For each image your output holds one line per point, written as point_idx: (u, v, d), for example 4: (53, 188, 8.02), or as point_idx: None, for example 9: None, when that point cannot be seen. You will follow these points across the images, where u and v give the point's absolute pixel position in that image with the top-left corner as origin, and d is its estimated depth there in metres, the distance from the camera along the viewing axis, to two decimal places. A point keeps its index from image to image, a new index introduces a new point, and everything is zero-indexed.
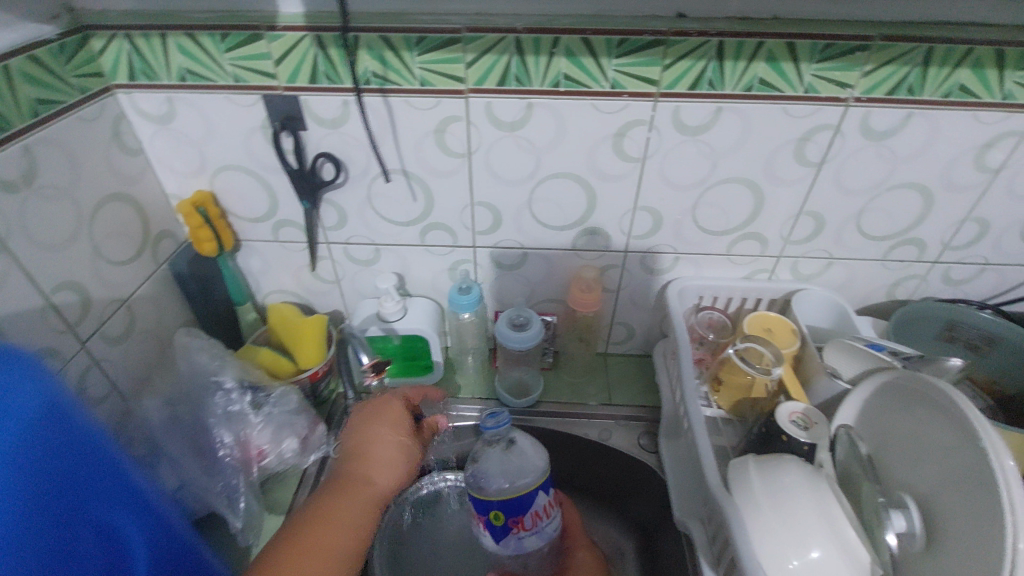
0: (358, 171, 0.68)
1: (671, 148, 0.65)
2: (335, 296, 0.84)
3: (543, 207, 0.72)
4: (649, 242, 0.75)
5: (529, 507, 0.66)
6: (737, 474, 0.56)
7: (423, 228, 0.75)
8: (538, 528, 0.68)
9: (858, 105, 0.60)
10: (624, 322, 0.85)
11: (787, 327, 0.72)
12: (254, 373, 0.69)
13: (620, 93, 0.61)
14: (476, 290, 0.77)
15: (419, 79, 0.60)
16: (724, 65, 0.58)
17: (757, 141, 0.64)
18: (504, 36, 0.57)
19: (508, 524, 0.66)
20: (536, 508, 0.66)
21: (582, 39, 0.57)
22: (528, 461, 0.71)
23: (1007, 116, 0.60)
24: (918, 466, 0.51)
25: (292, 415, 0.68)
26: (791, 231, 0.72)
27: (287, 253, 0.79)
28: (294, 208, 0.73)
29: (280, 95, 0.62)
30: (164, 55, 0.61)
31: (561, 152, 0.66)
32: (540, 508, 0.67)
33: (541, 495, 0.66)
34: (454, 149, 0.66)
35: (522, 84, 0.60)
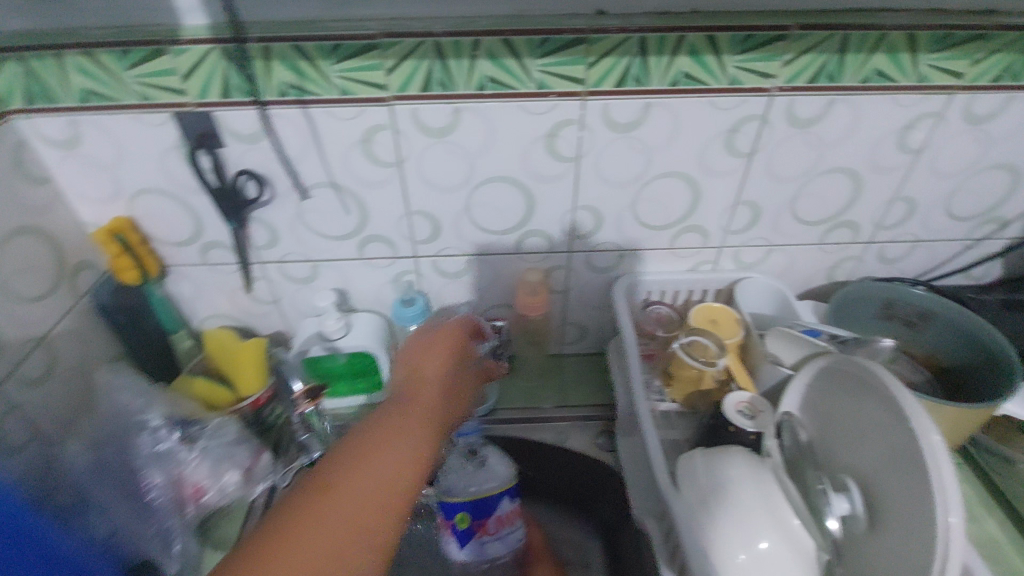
0: (285, 187, 0.66)
1: (604, 146, 0.64)
2: (275, 317, 0.81)
3: (482, 213, 0.70)
4: (592, 241, 0.74)
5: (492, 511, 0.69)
6: (685, 471, 0.56)
7: (361, 241, 0.72)
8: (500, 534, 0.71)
9: (782, 95, 0.60)
10: (576, 322, 0.84)
11: (730, 317, 0.72)
12: (186, 407, 0.67)
13: (548, 94, 0.59)
14: (420, 301, 0.76)
15: (339, 89, 0.58)
16: (649, 60, 0.57)
17: (688, 135, 0.63)
18: (422, 40, 0.55)
19: (472, 526, 0.69)
20: (500, 513, 0.69)
21: (504, 41, 0.56)
22: (494, 473, 0.71)
23: (924, 98, 0.61)
24: (850, 446, 0.52)
25: (230, 447, 0.65)
26: (730, 221, 0.73)
27: (220, 275, 0.75)
28: (222, 229, 0.69)
29: (192, 112, 0.59)
30: (62, 76, 0.57)
31: (494, 156, 0.65)
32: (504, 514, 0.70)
33: (506, 500, 0.69)
34: (383, 159, 0.64)
35: (447, 89, 0.59)
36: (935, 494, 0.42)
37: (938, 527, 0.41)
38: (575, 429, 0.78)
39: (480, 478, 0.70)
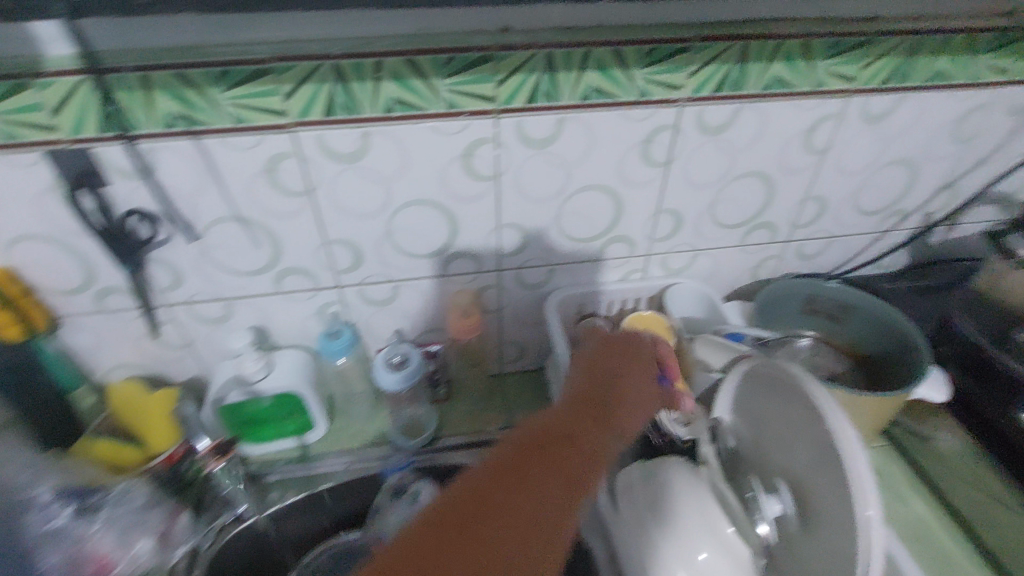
0: (185, 224, 0.61)
1: (522, 163, 0.63)
2: (190, 362, 0.75)
3: (404, 237, 0.67)
4: (521, 258, 0.73)
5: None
6: (625, 487, 0.59)
7: (276, 275, 0.68)
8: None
9: (690, 105, 0.61)
10: (513, 340, 0.83)
11: (661, 324, 0.75)
12: (85, 475, 0.62)
13: (458, 114, 0.58)
14: (347, 332, 0.72)
15: (233, 117, 0.54)
16: (557, 75, 0.57)
17: (604, 147, 0.63)
18: (319, 63, 0.52)
19: None
20: None
21: (407, 61, 0.54)
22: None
23: (822, 102, 0.64)
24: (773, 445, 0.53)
25: (140, 512, 0.61)
26: (655, 229, 0.73)
27: (120, 323, 0.69)
28: (117, 274, 0.64)
29: (66, 150, 0.53)
30: None
31: (410, 179, 0.62)
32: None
33: None
34: (290, 188, 0.60)
35: (351, 112, 0.56)
36: (855, 494, 0.43)
37: (860, 525, 0.42)
38: None
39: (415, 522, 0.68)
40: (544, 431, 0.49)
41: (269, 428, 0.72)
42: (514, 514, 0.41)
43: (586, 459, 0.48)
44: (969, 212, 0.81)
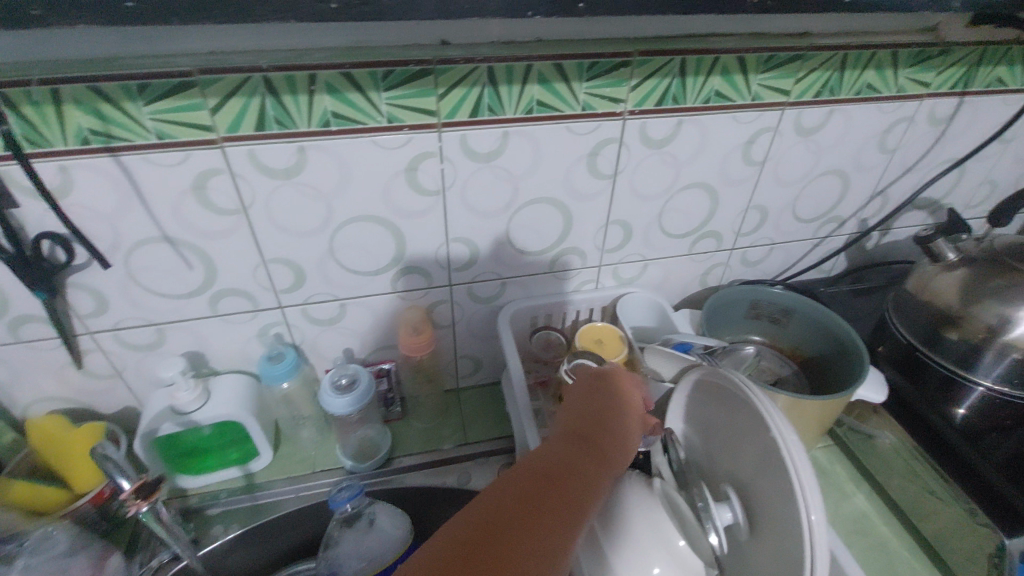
0: (108, 246, 0.57)
1: (467, 177, 0.62)
2: (120, 391, 0.70)
3: (348, 254, 0.65)
4: (472, 272, 0.72)
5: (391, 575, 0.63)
6: None
7: (212, 297, 0.64)
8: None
9: (633, 118, 0.62)
10: (468, 355, 0.82)
11: (614, 334, 0.73)
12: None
13: (400, 128, 0.56)
14: (290, 354, 0.69)
15: (156, 132, 0.51)
16: (500, 89, 0.56)
17: (550, 160, 0.63)
18: (247, 75, 0.50)
19: None
20: None
21: (343, 74, 0.52)
22: (385, 535, 0.65)
23: (759, 114, 0.66)
24: (724, 453, 0.53)
25: (61, 559, 0.55)
26: (604, 240, 0.74)
27: (38, 354, 0.64)
28: (32, 301, 0.59)
29: None
30: None
31: (352, 195, 0.60)
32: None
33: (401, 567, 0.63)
34: (224, 206, 0.57)
35: (286, 127, 0.53)
36: (799, 498, 0.43)
37: (804, 528, 0.43)
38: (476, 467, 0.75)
39: (375, 549, 0.64)
40: (540, 463, 0.47)
41: (207, 460, 0.68)
42: (524, 543, 0.40)
43: (581, 485, 0.46)
44: (900, 217, 0.85)
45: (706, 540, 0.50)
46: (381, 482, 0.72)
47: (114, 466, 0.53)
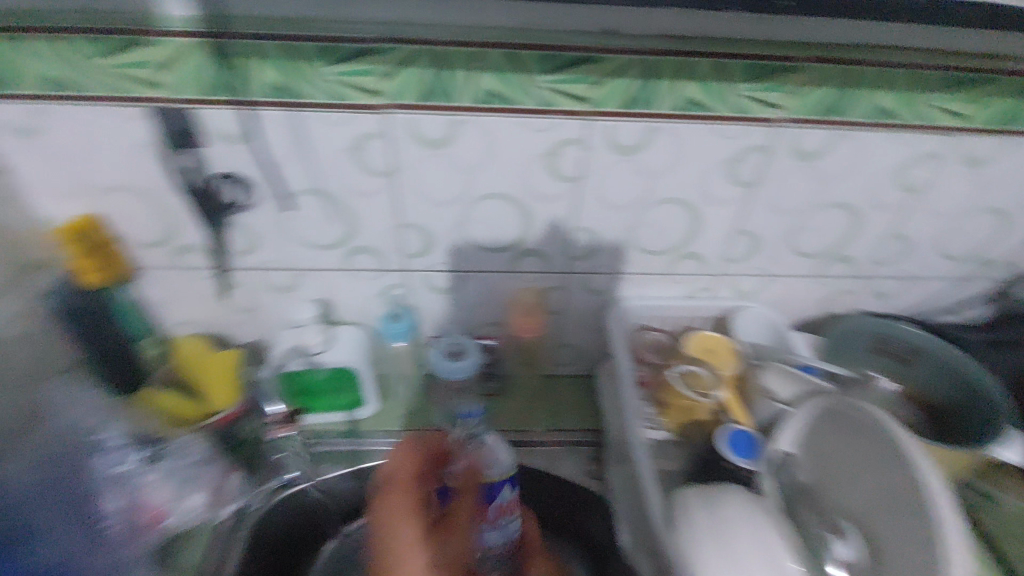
0: (268, 191, 0.62)
1: (606, 168, 0.62)
2: (251, 327, 0.77)
3: (477, 228, 0.67)
4: (588, 263, 0.72)
5: (497, 499, 0.60)
6: (680, 505, 0.54)
7: (346, 252, 0.69)
8: (501, 525, 0.62)
9: (788, 126, 0.59)
10: (567, 344, 0.82)
11: (726, 346, 0.71)
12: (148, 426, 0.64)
13: (551, 111, 0.57)
14: (407, 317, 0.73)
15: (331, 93, 0.55)
16: (653, 83, 0.56)
17: (692, 160, 0.62)
18: (417, 47, 0.52)
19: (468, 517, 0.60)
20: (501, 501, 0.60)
21: (508, 53, 0.53)
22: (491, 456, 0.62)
23: (925, 138, 0.61)
24: (848, 490, 0.51)
25: (195, 467, 0.63)
26: (728, 250, 0.71)
27: (191, 281, 0.70)
28: (197, 233, 0.65)
29: (166, 108, 0.55)
30: (25, 63, 0.52)
31: (493, 171, 0.62)
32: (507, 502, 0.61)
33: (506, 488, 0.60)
34: (375, 168, 0.61)
35: (447, 100, 0.56)
36: (935, 548, 0.41)
37: None
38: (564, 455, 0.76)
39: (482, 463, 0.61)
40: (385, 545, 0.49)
41: (318, 402, 0.72)
42: None
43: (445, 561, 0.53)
44: None
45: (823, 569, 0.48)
46: None
47: None
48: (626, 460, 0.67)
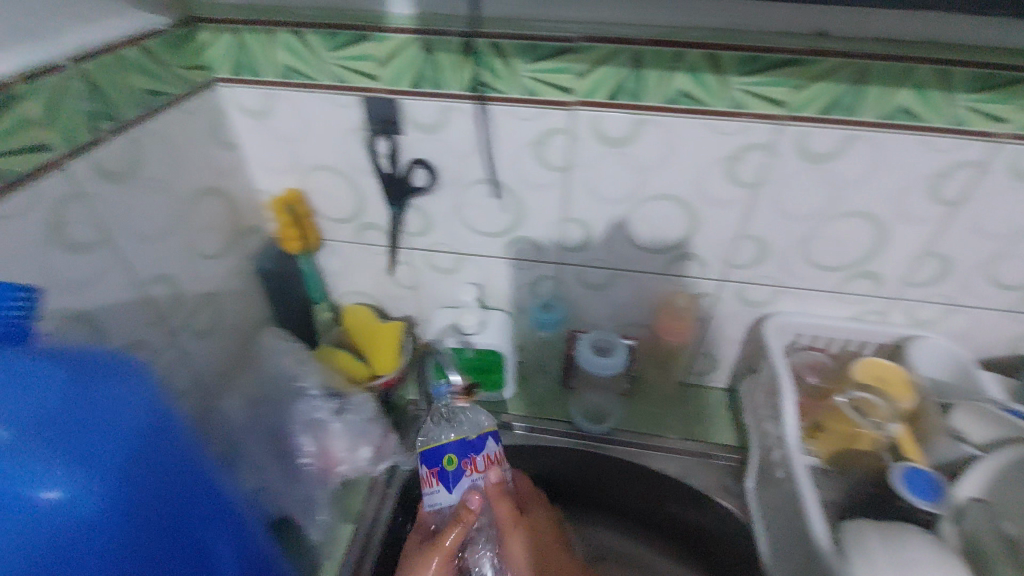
0: (449, 178, 0.67)
1: (790, 176, 0.59)
2: (410, 303, 0.83)
3: (639, 228, 0.67)
4: (749, 273, 0.69)
5: (480, 447, 0.65)
6: (853, 537, 0.52)
7: (508, 241, 0.72)
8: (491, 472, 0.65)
9: (1014, 143, 0.53)
10: (708, 352, 0.81)
11: (901, 377, 0.66)
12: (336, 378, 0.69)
13: (743, 114, 0.55)
14: (559, 309, 0.76)
15: (526, 89, 0.57)
16: (865, 90, 0.52)
17: (890, 172, 0.57)
18: (621, 47, 0.53)
19: (460, 468, 0.64)
20: (489, 449, 0.65)
21: (709, 55, 0.52)
22: (472, 422, 0.68)
23: None
24: None
25: (367, 424, 0.67)
26: (912, 272, 0.66)
27: (368, 255, 0.78)
28: (381, 212, 0.72)
29: (379, 98, 0.61)
30: (271, 53, 0.60)
31: (668, 173, 0.61)
32: (493, 453, 0.66)
33: (491, 439, 0.66)
34: (553, 162, 0.63)
35: (636, 99, 0.56)
36: None
37: None
38: (699, 467, 0.75)
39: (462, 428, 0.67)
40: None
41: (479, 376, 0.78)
42: None
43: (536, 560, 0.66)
44: None
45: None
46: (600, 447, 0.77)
47: None
48: (777, 480, 0.65)
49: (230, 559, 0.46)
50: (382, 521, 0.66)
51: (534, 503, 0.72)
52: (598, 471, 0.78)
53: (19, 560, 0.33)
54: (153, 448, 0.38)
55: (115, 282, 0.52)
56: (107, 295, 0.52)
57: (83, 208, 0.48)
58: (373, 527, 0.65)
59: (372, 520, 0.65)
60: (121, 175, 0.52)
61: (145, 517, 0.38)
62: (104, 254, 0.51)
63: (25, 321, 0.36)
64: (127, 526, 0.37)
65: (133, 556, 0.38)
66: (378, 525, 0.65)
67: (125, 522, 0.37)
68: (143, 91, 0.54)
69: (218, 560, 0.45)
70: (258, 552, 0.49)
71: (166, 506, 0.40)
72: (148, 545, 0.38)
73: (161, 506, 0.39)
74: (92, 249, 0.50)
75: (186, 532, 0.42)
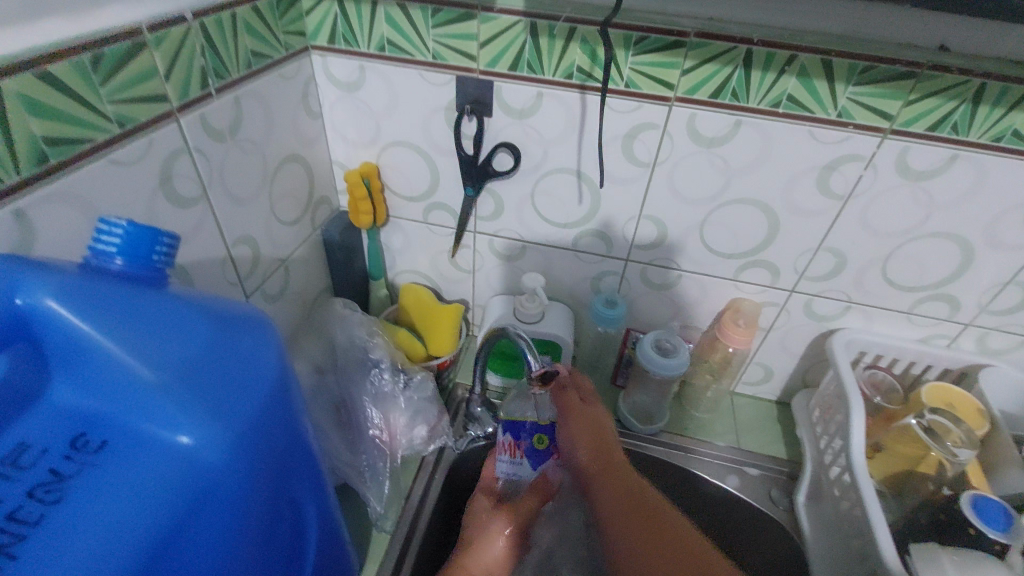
0: (530, 165, 0.67)
1: (884, 191, 0.59)
2: (467, 287, 0.83)
3: (715, 231, 0.67)
4: (822, 286, 0.68)
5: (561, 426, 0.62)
6: (928, 567, 0.51)
7: (579, 233, 0.72)
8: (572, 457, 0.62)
9: None
10: (763, 362, 0.80)
11: (971, 404, 0.64)
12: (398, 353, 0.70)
13: (846, 124, 0.55)
14: (621, 306, 0.74)
15: (626, 80, 0.57)
16: (978, 109, 0.51)
17: (990, 195, 0.56)
18: (735, 46, 0.52)
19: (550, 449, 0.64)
20: None
21: (823, 61, 0.52)
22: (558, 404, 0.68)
23: None
24: None
25: (429, 402, 0.68)
26: (992, 299, 0.65)
27: (433, 236, 0.78)
28: (454, 193, 0.72)
29: (475, 78, 0.61)
30: (370, 24, 0.60)
31: (756, 177, 0.61)
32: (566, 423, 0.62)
33: None
34: (639, 157, 0.63)
35: (737, 99, 0.56)
36: None
37: None
38: (748, 476, 0.74)
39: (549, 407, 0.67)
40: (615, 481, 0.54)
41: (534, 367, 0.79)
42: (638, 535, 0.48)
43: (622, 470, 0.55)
44: None
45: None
46: (646, 447, 0.77)
47: (529, 352, 0.59)
48: (836, 497, 0.64)
49: (317, 526, 0.42)
50: (429, 501, 0.66)
51: (578, 404, 0.61)
52: (641, 471, 0.78)
53: (158, 512, 0.29)
54: (285, 410, 0.34)
55: (206, 238, 0.53)
56: (199, 251, 0.52)
57: (189, 162, 0.49)
58: (420, 506, 0.65)
59: (419, 498, 0.65)
60: (224, 133, 0.53)
61: (271, 482, 0.34)
62: (204, 209, 0.52)
63: (165, 264, 0.35)
64: (256, 490, 0.33)
65: (255, 522, 0.34)
66: (423, 507, 0.65)
67: (256, 486, 0.33)
68: (248, 50, 0.54)
69: (309, 528, 0.41)
70: (332, 524, 0.45)
71: (286, 472, 0.36)
72: (267, 511, 0.35)
73: (283, 471, 0.35)
74: (194, 203, 0.50)
75: (296, 497, 0.38)
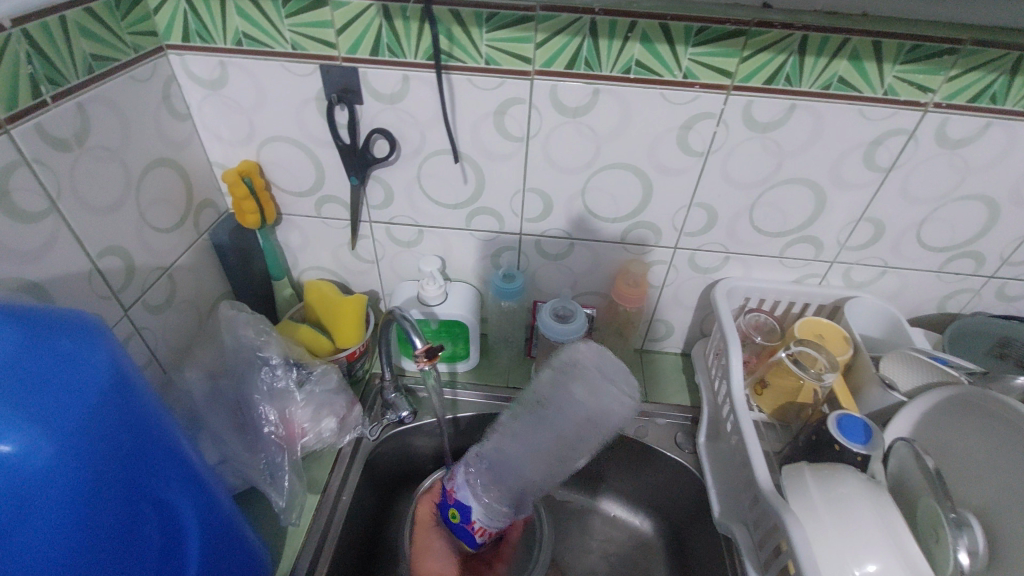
0: (410, 150, 0.67)
1: (737, 143, 0.62)
2: (372, 277, 0.84)
3: (597, 198, 0.70)
4: (701, 240, 0.73)
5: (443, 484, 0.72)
6: (792, 482, 0.56)
7: (470, 213, 0.73)
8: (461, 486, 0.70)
9: (937, 111, 0.58)
10: (663, 318, 0.84)
11: (838, 334, 0.71)
12: (296, 350, 0.70)
13: (692, 84, 0.58)
14: (519, 279, 0.76)
15: (485, 58, 0.59)
16: (805, 60, 0.55)
17: (828, 142, 0.61)
18: (579, 17, 0.55)
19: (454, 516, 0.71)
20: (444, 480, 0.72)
21: (661, 25, 0.54)
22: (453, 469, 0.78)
23: None
24: (976, 483, 0.55)
25: (332, 394, 0.69)
26: (849, 236, 0.70)
27: (330, 230, 0.78)
28: (341, 183, 0.72)
29: (339, 66, 0.61)
30: (222, 18, 0.59)
31: (622, 141, 0.64)
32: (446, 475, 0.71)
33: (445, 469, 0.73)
34: (512, 133, 0.64)
35: (591, 69, 0.58)
36: None
37: None
38: (656, 425, 0.78)
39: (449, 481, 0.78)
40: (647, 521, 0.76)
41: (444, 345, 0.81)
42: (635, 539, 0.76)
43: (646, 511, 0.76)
44: None
45: (953, 554, 0.49)
46: None
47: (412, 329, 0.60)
48: (727, 435, 0.69)
49: (196, 529, 0.42)
50: (346, 490, 0.67)
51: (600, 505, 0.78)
52: None
53: None
54: (124, 405, 0.36)
55: (63, 252, 0.51)
56: (57, 266, 0.51)
57: (29, 174, 0.48)
58: (338, 496, 0.66)
59: (336, 492, 0.66)
60: (70, 142, 0.51)
61: (117, 477, 0.35)
62: (55, 222, 0.50)
63: None
64: (96, 485, 0.34)
65: (102, 520, 0.34)
66: (342, 495, 0.67)
67: (96, 482, 0.34)
68: (87, 54, 0.52)
69: (188, 532, 0.42)
70: (220, 526, 0.46)
71: (140, 471, 0.37)
72: (119, 509, 0.35)
73: (135, 470, 0.36)
74: (42, 217, 0.49)
75: (163, 497, 0.39)
